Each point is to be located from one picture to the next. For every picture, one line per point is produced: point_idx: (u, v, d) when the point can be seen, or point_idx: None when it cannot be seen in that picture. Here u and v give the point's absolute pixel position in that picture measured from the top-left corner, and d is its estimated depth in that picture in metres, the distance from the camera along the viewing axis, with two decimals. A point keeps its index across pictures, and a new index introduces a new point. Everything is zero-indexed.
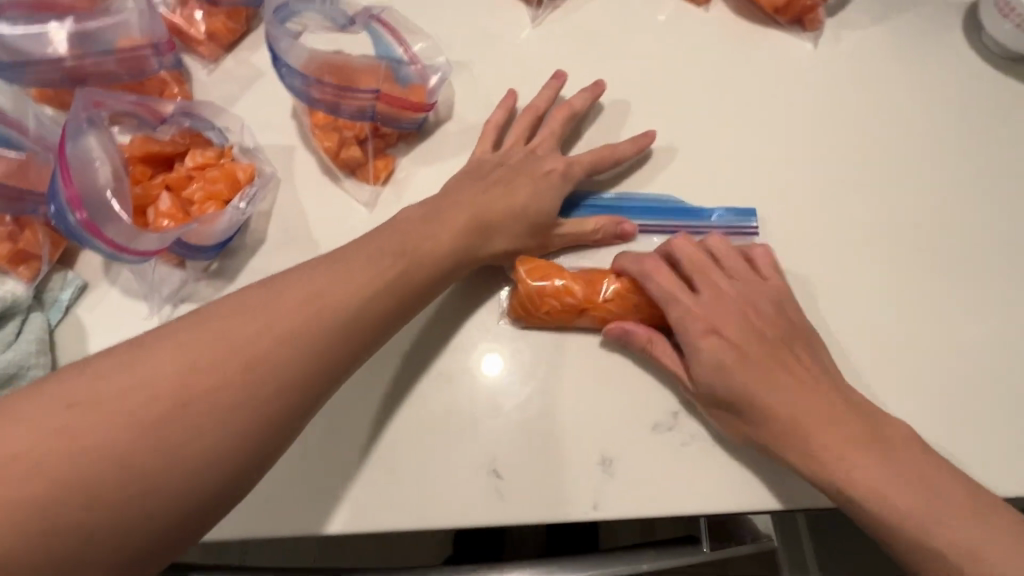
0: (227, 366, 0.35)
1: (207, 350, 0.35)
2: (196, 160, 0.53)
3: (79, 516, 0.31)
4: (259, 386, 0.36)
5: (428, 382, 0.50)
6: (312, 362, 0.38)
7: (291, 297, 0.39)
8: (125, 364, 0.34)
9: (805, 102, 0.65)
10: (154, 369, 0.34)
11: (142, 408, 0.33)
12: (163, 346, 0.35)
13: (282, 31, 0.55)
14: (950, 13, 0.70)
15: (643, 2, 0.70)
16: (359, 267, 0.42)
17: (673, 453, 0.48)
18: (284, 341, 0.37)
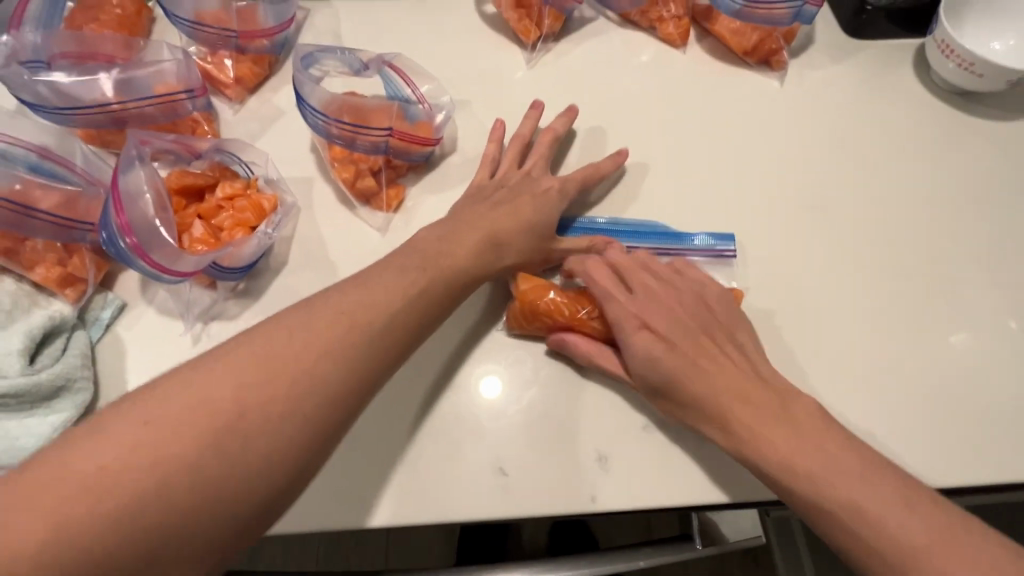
0: (276, 380, 0.40)
1: (264, 371, 0.41)
2: (225, 191, 0.58)
3: (159, 517, 0.35)
4: (305, 397, 0.41)
5: (439, 388, 0.55)
6: (349, 371, 0.43)
7: (326, 318, 0.44)
8: (187, 385, 0.39)
9: (775, 134, 0.73)
10: (214, 387, 0.39)
11: (206, 422, 0.38)
12: (219, 366, 0.40)
13: (309, 76, 0.61)
14: (900, 54, 0.78)
15: (627, 45, 0.78)
16: (383, 287, 0.48)
17: (662, 450, 0.53)
18: (324, 355, 0.43)
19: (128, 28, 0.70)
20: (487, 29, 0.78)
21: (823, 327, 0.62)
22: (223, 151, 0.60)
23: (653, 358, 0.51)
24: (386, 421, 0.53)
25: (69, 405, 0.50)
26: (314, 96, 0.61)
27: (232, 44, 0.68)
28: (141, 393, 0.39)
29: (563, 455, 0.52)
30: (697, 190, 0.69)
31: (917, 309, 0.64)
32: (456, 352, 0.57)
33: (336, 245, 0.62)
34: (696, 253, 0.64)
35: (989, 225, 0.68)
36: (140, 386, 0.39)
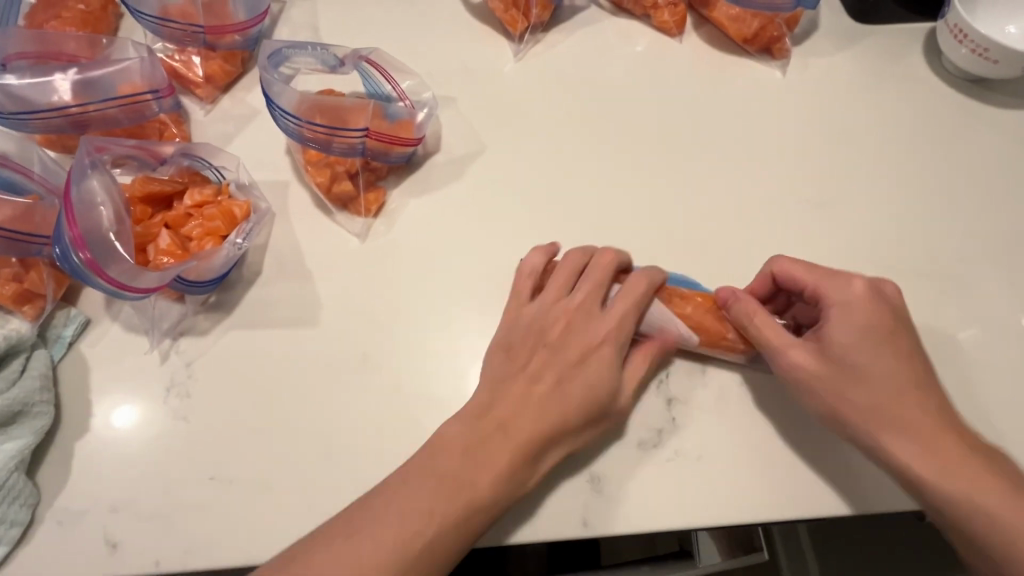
0: (451, 504, 0.42)
1: (432, 504, 0.42)
2: (194, 198, 0.55)
3: None
4: (472, 518, 0.43)
5: (421, 406, 0.52)
6: (501, 486, 0.44)
7: (493, 437, 0.46)
8: (378, 518, 0.41)
9: (778, 127, 0.69)
10: (399, 521, 0.41)
11: (390, 559, 0.40)
12: (403, 496, 0.42)
13: (276, 75, 0.58)
14: (908, 38, 0.73)
15: (622, 35, 0.74)
16: (545, 402, 0.47)
17: (660, 470, 0.50)
18: (482, 467, 0.44)
19: (93, 25, 0.67)
20: (473, 21, 0.74)
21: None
22: (206, 154, 0.57)
23: (883, 353, 0.47)
24: (366, 439, 0.51)
25: (28, 431, 0.47)
26: (285, 94, 0.56)
27: (200, 41, 0.65)
28: (338, 528, 0.41)
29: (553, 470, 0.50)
30: (695, 188, 0.65)
31: (928, 309, 0.60)
32: (436, 364, 0.54)
33: (311, 250, 0.59)
34: None
35: (1003, 219, 0.65)
36: (336, 519, 0.42)
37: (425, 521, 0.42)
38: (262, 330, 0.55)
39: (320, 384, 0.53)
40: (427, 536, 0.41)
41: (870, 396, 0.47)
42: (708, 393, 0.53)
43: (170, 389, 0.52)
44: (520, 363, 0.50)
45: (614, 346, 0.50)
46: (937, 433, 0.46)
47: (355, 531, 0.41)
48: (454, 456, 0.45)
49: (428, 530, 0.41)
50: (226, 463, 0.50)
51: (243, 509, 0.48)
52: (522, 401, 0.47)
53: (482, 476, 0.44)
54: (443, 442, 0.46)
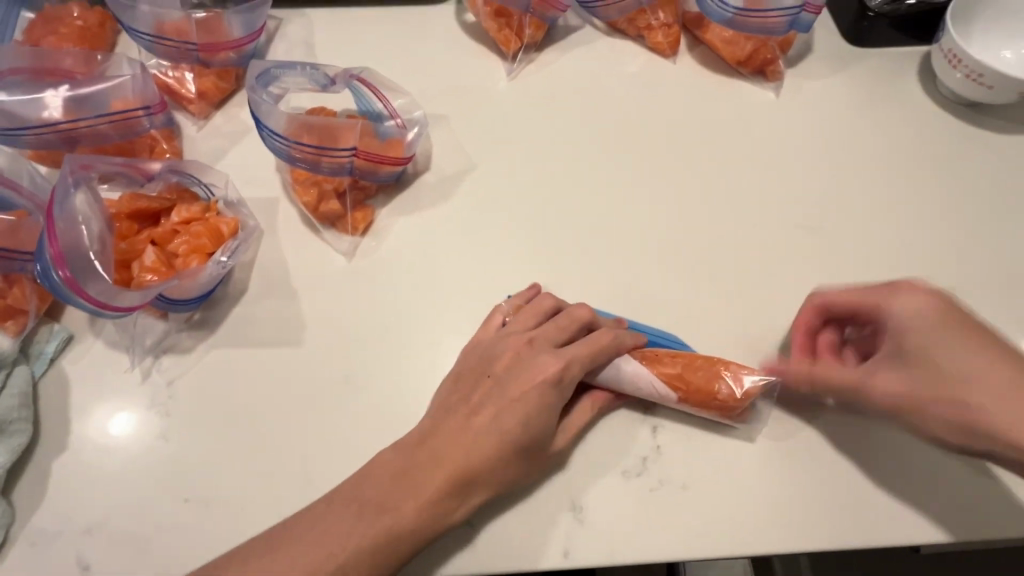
0: (375, 527, 0.42)
1: (353, 528, 0.42)
2: (181, 215, 0.55)
3: None
4: (398, 542, 0.43)
5: (404, 428, 0.52)
6: (428, 512, 0.44)
7: (434, 466, 0.45)
8: (311, 530, 0.42)
9: (772, 150, 0.68)
10: (325, 538, 0.41)
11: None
12: (331, 512, 0.43)
13: (264, 94, 0.58)
14: (903, 61, 0.73)
15: (616, 55, 0.74)
16: (485, 432, 0.46)
17: (642, 499, 0.49)
18: (414, 492, 0.44)
19: (89, 41, 0.67)
20: (467, 39, 0.74)
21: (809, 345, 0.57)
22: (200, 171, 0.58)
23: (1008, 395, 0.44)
24: (344, 464, 0.50)
25: (3, 450, 0.47)
26: (271, 114, 0.56)
27: (194, 58, 0.65)
28: (268, 543, 0.42)
29: (534, 501, 0.49)
30: (686, 210, 0.64)
31: None
32: (419, 387, 0.53)
33: (298, 269, 0.58)
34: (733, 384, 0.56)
35: (999, 245, 0.63)
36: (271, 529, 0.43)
37: (346, 541, 0.41)
38: (245, 349, 0.54)
39: (299, 406, 0.52)
40: (353, 553, 0.41)
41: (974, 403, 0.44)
42: (694, 419, 0.52)
43: (150, 407, 0.52)
44: (467, 394, 0.49)
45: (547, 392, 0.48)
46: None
47: (279, 548, 0.41)
48: (386, 480, 0.44)
49: (342, 552, 0.41)
50: (205, 484, 0.49)
51: (217, 533, 0.47)
52: (455, 433, 0.46)
53: (406, 504, 0.43)
54: (377, 466, 0.45)
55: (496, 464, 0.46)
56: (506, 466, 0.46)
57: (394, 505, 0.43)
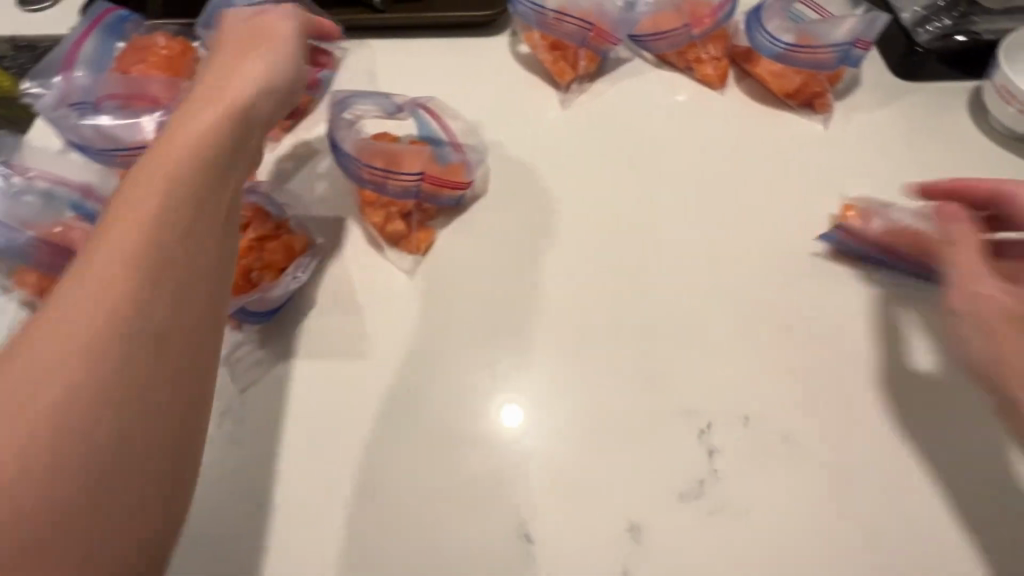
0: (75, 311, 0.33)
1: (78, 310, 0.33)
2: (257, 232, 0.58)
3: (78, 451, 0.31)
4: (125, 314, 0.34)
5: (464, 440, 0.53)
6: (122, 259, 0.35)
7: (111, 235, 0.36)
8: (48, 327, 0.33)
9: (823, 180, 0.69)
10: (72, 320, 0.33)
11: (57, 391, 0.31)
12: (52, 312, 0.33)
13: (347, 121, 0.63)
14: (953, 95, 0.74)
15: (664, 85, 0.76)
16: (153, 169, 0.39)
17: (700, 522, 0.49)
18: (126, 240, 0.36)
19: (174, 68, 0.71)
20: (521, 69, 0.78)
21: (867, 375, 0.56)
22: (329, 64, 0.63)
23: None
24: (404, 477, 0.52)
25: None
26: (347, 138, 0.61)
27: None
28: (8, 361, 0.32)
29: (594, 516, 0.50)
30: (738, 235, 0.65)
31: None
32: (476, 402, 0.55)
33: (363, 286, 0.61)
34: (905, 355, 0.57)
35: None
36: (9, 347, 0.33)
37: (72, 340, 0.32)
38: (313, 360, 0.57)
39: (365, 417, 0.54)
40: (65, 351, 0.32)
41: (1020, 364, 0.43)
42: (751, 444, 0.53)
43: (225, 414, 0.54)
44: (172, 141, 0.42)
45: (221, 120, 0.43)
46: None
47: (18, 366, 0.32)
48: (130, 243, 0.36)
49: (79, 339, 0.32)
50: (275, 489, 0.51)
51: (287, 539, 0.49)
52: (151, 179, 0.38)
53: (96, 279, 0.34)
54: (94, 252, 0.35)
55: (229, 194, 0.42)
56: (183, 198, 0.38)
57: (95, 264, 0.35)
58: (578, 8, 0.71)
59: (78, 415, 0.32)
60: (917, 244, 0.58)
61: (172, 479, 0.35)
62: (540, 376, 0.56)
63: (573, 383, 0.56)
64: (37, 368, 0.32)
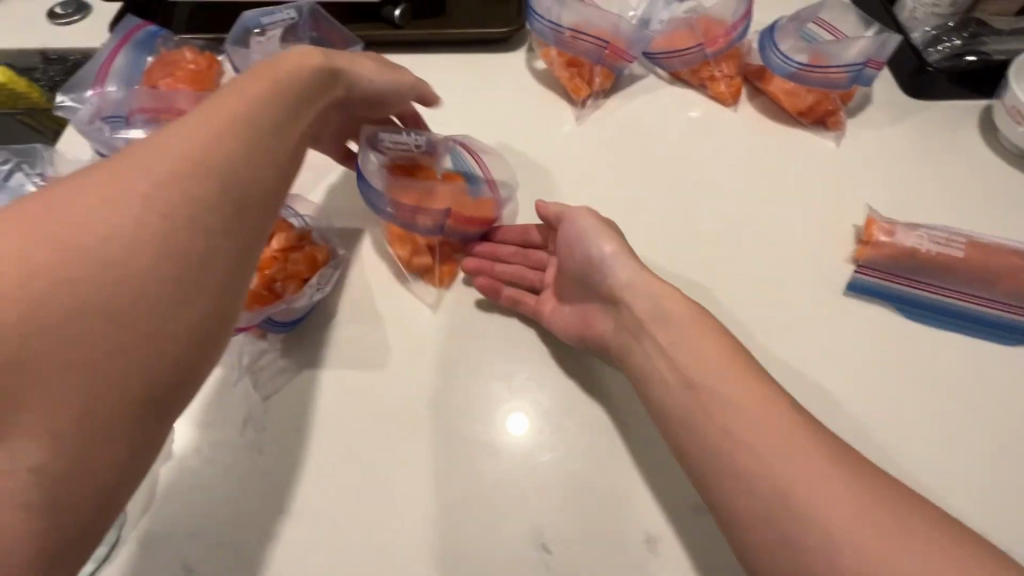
0: (116, 202, 0.36)
1: (115, 200, 0.36)
2: (280, 243, 0.59)
3: (93, 327, 0.33)
4: (161, 216, 0.37)
5: (481, 450, 0.54)
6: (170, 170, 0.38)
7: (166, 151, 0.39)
8: (89, 207, 0.35)
9: (835, 196, 0.70)
10: (114, 204, 0.36)
11: (84, 260, 0.34)
12: (96, 193, 0.36)
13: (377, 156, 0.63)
14: (963, 114, 0.75)
15: (677, 101, 0.78)
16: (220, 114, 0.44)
17: (715, 535, 0.50)
18: (178, 155, 0.39)
19: (199, 82, 0.74)
20: (537, 85, 0.79)
21: (875, 391, 0.57)
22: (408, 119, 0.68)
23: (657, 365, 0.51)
24: (423, 485, 0.53)
25: None
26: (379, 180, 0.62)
27: None
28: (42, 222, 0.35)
29: (608, 527, 0.50)
30: (750, 250, 0.66)
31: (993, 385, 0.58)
32: (493, 412, 0.56)
33: (382, 296, 0.62)
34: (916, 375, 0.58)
35: None
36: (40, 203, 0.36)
37: (106, 216, 0.35)
38: (333, 370, 0.58)
39: (385, 426, 0.55)
40: (106, 230, 0.35)
41: (715, 400, 0.46)
42: None
43: (247, 421, 0.55)
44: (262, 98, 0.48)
45: (262, 95, 0.47)
46: (694, 394, 0.47)
47: (55, 227, 0.34)
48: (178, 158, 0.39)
49: (117, 222, 0.35)
50: (296, 496, 0.52)
51: (308, 545, 0.50)
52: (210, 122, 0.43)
53: (142, 177, 0.37)
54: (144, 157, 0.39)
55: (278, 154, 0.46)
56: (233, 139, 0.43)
57: (142, 167, 0.38)
58: (593, 26, 0.73)
59: (102, 284, 0.34)
60: (949, 262, 0.60)
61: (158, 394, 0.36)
62: (557, 387, 0.57)
63: (590, 395, 0.57)
64: (31, 264, 0.33)
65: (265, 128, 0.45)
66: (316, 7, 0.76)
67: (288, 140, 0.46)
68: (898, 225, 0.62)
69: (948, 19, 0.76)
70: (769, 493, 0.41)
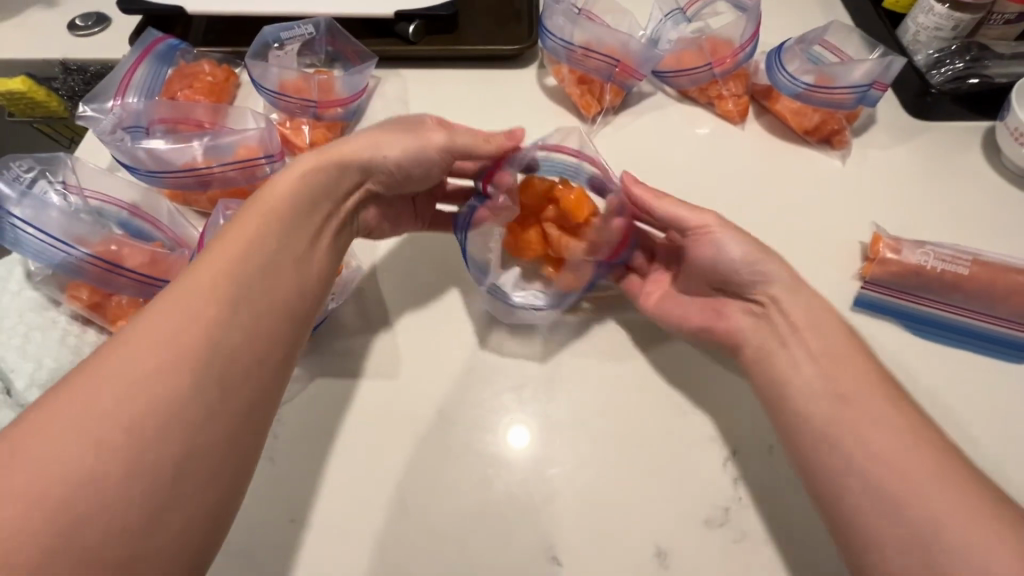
0: (144, 359, 0.39)
1: (142, 357, 0.39)
2: None
3: (125, 482, 0.35)
4: (184, 365, 0.39)
5: (492, 461, 0.54)
6: (190, 319, 0.41)
7: (178, 300, 0.42)
8: (114, 368, 0.38)
9: (842, 214, 0.71)
10: (133, 362, 0.38)
11: (113, 422, 0.36)
12: (119, 354, 0.39)
13: (485, 240, 0.61)
14: (965, 135, 0.76)
15: (684, 118, 0.79)
16: (225, 244, 0.46)
17: (725, 549, 0.50)
18: (193, 303, 0.42)
19: (216, 94, 0.75)
20: (548, 100, 0.81)
21: None
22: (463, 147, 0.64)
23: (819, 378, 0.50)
24: (435, 497, 0.53)
25: None
26: (510, 277, 0.63)
27: (310, 112, 0.73)
28: (72, 388, 0.37)
29: (619, 540, 0.51)
30: None
31: (1004, 401, 0.58)
32: (504, 424, 0.56)
33: (394, 308, 0.63)
34: (927, 389, 0.59)
35: None
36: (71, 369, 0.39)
37: (133, 374, 0.38)
38: (346, 379, 0.59)
39: (396, 435, 0.56)
40: (131, 389, 0.37)
41: (861, 416, 0.47)
42: (774, 473, 0.54)
43: None
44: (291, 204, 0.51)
45: (272, 233, 0.48)
46: (840, 405, 0.48)
47: (82, 394, 0.37)
48: (191, 302, 0.42)
49: (142, 379, 0.38)
50: (308, 505, 0.52)
51: (319, 556, 0.50)
52: (218, 251, 0.46)
53: (164, 328, 0.40)
54: (162, 306, 0.41)
55: (296, 269, 0.49)
56: (247, 267, 0.45)
57: (162, 319, 0.41)
58: (603, 45, 0.74)
59: (134, 441, 0.36)
60: (953, 279, 0.61)
61: (191, 529, 0.38)
62: (567, 400, 0.58)
63: (600, 409, 0.57)
64: (63, 437, 0.35)
65: (286, 244, 0.49)
66: (333, 22, 0.78)
67: (301, 253, 0.50)
68: (904, 242, 0.63)
69: (951, 42, 0.77)
70: (916, 520, 0.42)
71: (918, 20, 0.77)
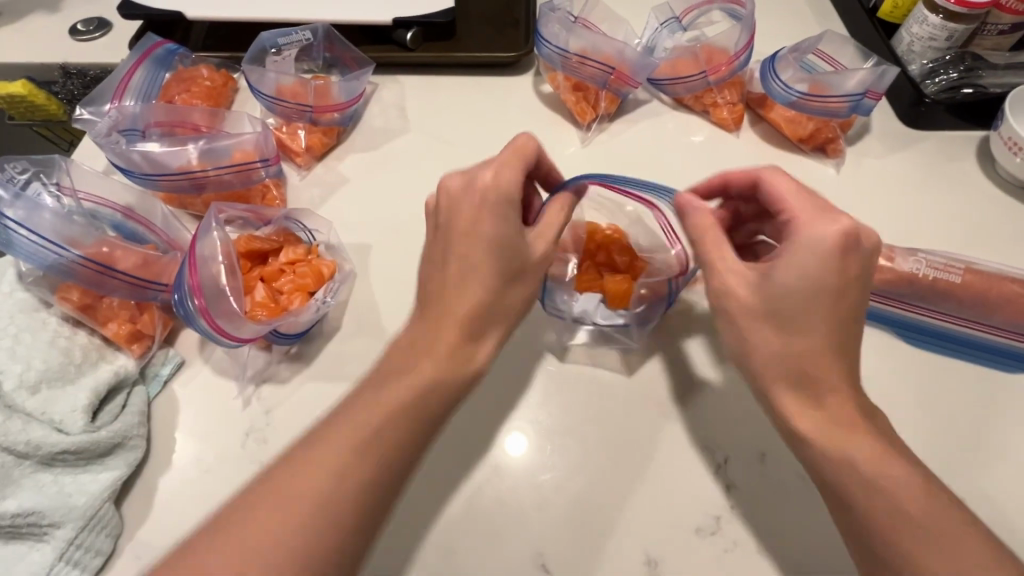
0: (269, 541, 0.39)
1: (269, 541, 0.39)
2: (288, 256, 0.61)
3: None
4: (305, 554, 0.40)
5: (483, 468, 0.54)
6: (319, 504, 0.41)
7: (307, 475, 0.42)
8: (241, 540, 0.39)
9: None
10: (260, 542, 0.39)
11: None
12: (248, 524, 0.40)
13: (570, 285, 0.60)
14: (959, 144, 0.77)
15: (678, 125, 0.80)
16: (356, 415, 0.45)
17: (716, 558, 0.50)
18: (323, 487, 0.41)
19: (214, 98, 0.76)
20: (544, 107, 0.81)
21: None
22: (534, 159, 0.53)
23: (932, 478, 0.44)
24: (425, 504, 0.52)
25: (122, 463, 0.52)
26: (591, 302, 0.60)
27: (307, 117, 0.74)
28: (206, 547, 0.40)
29: (610, 551, 0.50)
30: None
31: (997, 410, 0.58)
32: (495, 429, 0.56)
33: (387, 312, 0.63)
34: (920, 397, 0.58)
35: None
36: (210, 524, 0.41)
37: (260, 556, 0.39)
38: (336, 383, 0.58)
39: None
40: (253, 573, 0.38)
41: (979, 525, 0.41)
42: (764, 480, 0.53)
43: (249, 432, 0.56)
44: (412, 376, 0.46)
45: (408, 416, 0.45)
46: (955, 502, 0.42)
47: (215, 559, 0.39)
48: (321, 484, 0.41)
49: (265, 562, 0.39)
50: None
51: None
52: (350, 426, 0.44)
53: (292, 511, 0.40)
54: (291, 479, 0.42)
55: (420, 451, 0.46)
56: (378, 452, 0.43)
57: (291, 499, 0.41)
58: (599, 53, 0.75)
59: None
60: (946, 287, 0.61)
61: None
62: (561, 407, 0.57)
63: (594, 414, 0.57)
64: None
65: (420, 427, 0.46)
66: (331, 29, 0.79)
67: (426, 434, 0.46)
68: (897, 249, 0.63)
69: (944, 52, 0.77)
70: None
71: (910, 30, 0.78)
